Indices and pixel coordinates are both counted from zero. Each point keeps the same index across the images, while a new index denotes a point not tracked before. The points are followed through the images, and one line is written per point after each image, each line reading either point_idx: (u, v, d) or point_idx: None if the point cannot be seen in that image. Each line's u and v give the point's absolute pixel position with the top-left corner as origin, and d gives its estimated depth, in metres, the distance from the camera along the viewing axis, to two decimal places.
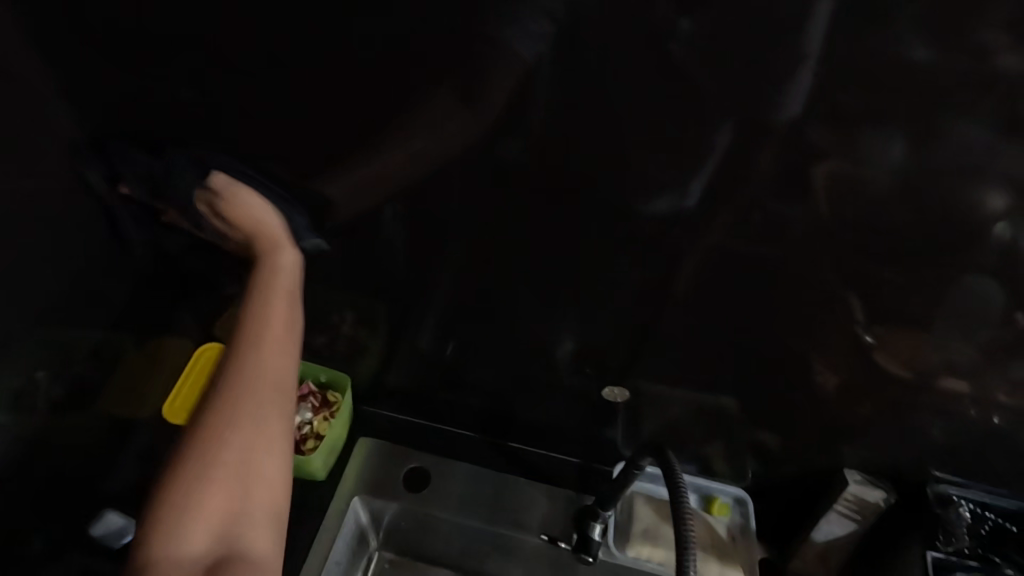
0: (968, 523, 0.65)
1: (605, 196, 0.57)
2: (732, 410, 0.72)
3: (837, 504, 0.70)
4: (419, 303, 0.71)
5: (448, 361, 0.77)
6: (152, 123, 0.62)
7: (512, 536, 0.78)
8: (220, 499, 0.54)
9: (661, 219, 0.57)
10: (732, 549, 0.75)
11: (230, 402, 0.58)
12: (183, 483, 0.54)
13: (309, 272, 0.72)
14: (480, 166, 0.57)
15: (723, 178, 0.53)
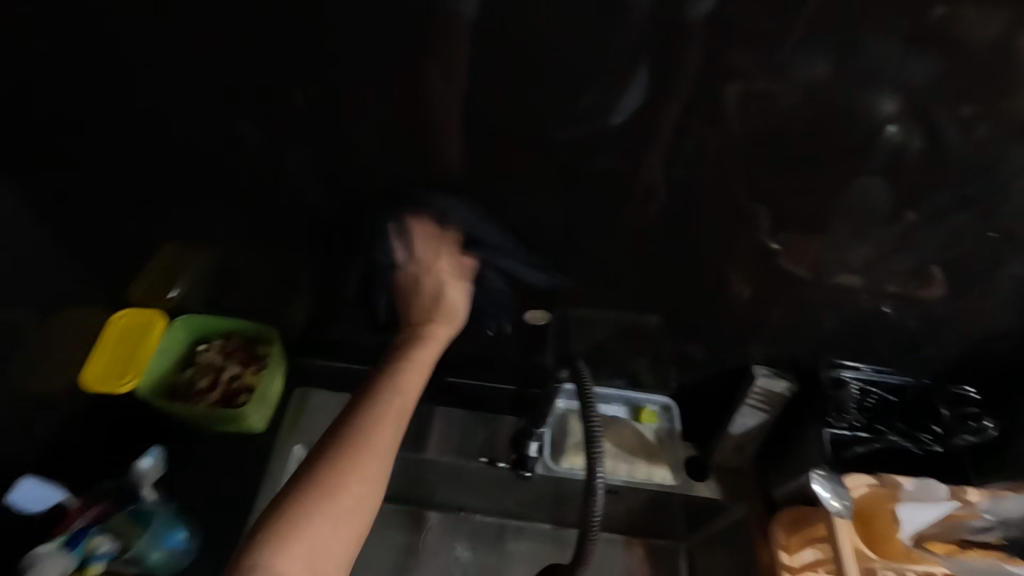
0: (856, 399, 0.69)
1: (529, 120, 0.57)
2: (658, 325, 0.76)
3: (748, 398, 0.75)
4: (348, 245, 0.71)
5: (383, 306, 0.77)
6: (51, 58, 0.57)
7: (454, 463, 0.82)
8: (333, 541, 0.50)
9: (584, 140, 0.58)
10: (659, 450, 0.81)
11: (382, 434, 0.56)
12: (287, 510, 0.51)
13: (232, 220, 0.70)
14: (404, 98, 0.56)
15: (644, 95, 0.54)
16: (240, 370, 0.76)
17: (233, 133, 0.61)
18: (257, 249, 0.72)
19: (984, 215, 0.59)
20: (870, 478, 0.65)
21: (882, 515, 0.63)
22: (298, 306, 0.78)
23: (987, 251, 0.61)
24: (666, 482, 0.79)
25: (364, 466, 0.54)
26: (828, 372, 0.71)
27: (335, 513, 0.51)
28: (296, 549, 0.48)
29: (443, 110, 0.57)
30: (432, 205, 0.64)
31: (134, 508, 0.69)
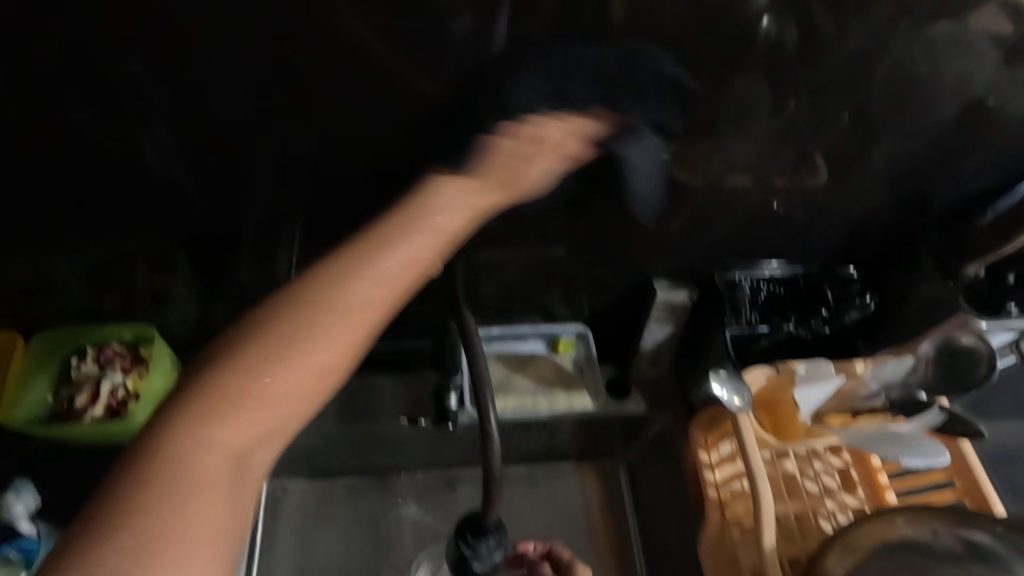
0: (748, 296, 0.72)
1: (392, 52, 0.53)
2: (563, 257, 0.75)
3: (652, 313, 0.76)
4: (226, 217, 0.66)
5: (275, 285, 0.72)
6: None
7: (377, 428, 0.81)
8: (289, 409, 0.43)
9: (455, 68, 0.54)
10: (579, 379, 0.82)
11: (375, 307, 0.46)
12: (249, 370, 0.42)
13: (83, 205, 0.63)
14: (254, 39, 0.52)
15: (509, 11, 0.51)
16: (123, 377, 0.69)
17: (64, 111, 0.55)
18: (120, 234, 0.66)
19: (853, 98, 0.59)
20: (768, 368, 0.67)
21: (782, 397, 0.68)
22: (183, 295, 0.73)
23: (860, 134, 0.62)
24: (587, 409, 0.81)
25: (338, 331, 0.44)
26: (720, 277, 0.72)
27: (296, 375, 0.43)
28: (247, 407, 0.42)
29: (293, 56, 0.53)
30: (305, 158, 0.61)
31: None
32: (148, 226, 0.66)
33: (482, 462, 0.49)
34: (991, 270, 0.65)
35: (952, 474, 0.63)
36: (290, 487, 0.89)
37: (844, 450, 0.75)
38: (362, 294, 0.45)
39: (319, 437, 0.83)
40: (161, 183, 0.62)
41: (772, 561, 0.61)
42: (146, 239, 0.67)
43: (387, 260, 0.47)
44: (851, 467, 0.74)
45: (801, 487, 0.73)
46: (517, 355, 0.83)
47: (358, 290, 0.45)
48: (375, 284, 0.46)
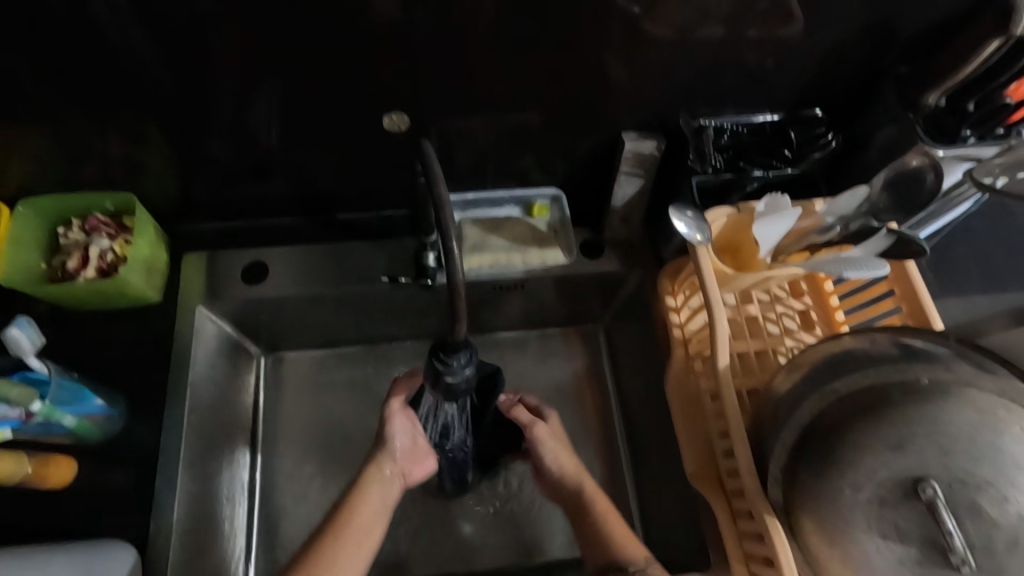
0: (714, 140, 0.73)
1: None
2: (535, 119, 0.75)
3: (621, 167, 0.77)
4: (188, 84, 0.65)
5: (249, 147, 0.74)
6: None
7: (359, 289, 0.83)
8: None
9: None
10: (552, 238, 0.84)
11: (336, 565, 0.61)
12: None
13: (42, 76, 0.62)
14: None
15: None
16: (109, 243, 0.73)
17: None
18: (85, 106, 0.65)
19: None
20: (729, 208, 0.70)
21: (743, 236, 0.71)
22: (157, 162, 0.74)
23: None
24: (560, 262, 0.83)
25: None
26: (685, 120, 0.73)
27: None
28: None
29: None
30: (262, 20, 0.59)
31: (22, 376, 0.68)
32: (112, 96, 0.65)
33: (449, 300, 0.51)
34: (953, 99, 0.65)
35: (900, 301, 0.69)
36: (284, 358, 0.93)
37: (806, 294, 0.79)
38: (351, 530, 0.64)
39: (305, 307, 0.85)
40: (117, 52, 0.60)
41: (726, 381, 0.65)
42: (112, 109, 0.66)
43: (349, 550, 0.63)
44: (811, 310, 0.78)
45: (762, 328, 0.77)
46: (491, 220, 0.85)
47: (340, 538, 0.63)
48: (354, 529, 0.64)
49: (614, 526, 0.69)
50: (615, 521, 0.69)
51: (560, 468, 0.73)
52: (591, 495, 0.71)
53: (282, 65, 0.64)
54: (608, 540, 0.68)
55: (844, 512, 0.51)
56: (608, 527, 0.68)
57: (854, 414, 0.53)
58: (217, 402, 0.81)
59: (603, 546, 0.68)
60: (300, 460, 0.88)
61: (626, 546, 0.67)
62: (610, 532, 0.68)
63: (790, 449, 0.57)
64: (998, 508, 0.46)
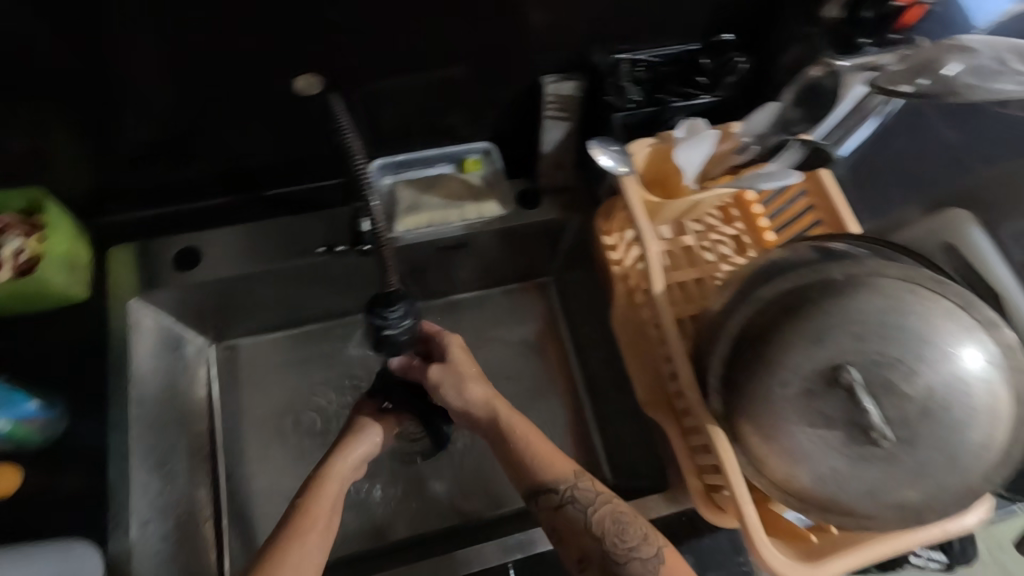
0: (631, 75, 0.74)
1: None
2: (454, 73, 0.74)
3: (546, 111, 0.78)
4: (81, 67, 0.62)
5: (163, 129, 0.72)
6: None
7: (298, 263, 0.82)
8: None
9: None
10: (487, 190, 0.85)
11: (323, 513, 0.63)
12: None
13: None
14: None
15: None
16: (23, 242, 0.69)
17: None
18: None
19: None
20: (650, 139, 0.70)
21: (667, 166, 0.72)
22: (65, 154, 0.71)
23: None
24: (496, 214, 0.84)
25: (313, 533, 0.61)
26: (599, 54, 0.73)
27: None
28: None
29: None
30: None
31: None
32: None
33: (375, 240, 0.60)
34: (849, 9, 0.68)
35: (821, 214, 0.72)
36: (236, 345, 0.92)
37: (737, 221, 0.81)
38: (322, 504, 0.64)
39: (248, 288, 0.84)
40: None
41: (663, 306, 0.67)
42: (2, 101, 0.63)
43: (330, 497, 0.65)
44: (743, 234, 0.80)
45: (699, 256, 0.79)
46: (424, 178, 0.85)
47: (323, 488, 0.66)
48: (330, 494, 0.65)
49: (538, 448, 0.69)
50: (542, 448, 0.69)
51: (473, 401, 0.71)
52: (511, 426, 0.70)
53: (180, 39, 0.61)
54: (534, 464, 0.68)
55: (777, 409, 0.54)
56: (531, 450, 0.68)
57: (779, 318, 0.56)
58: (166, 395, 0.80)
59: (532, 476, 0.67)
60: (265, 440, 0.88)
61: (553, 466, 0.67)
62: (535, 457, 0.68)
63: (726, 360, 0.60)
64: (909, 384, 0.50)
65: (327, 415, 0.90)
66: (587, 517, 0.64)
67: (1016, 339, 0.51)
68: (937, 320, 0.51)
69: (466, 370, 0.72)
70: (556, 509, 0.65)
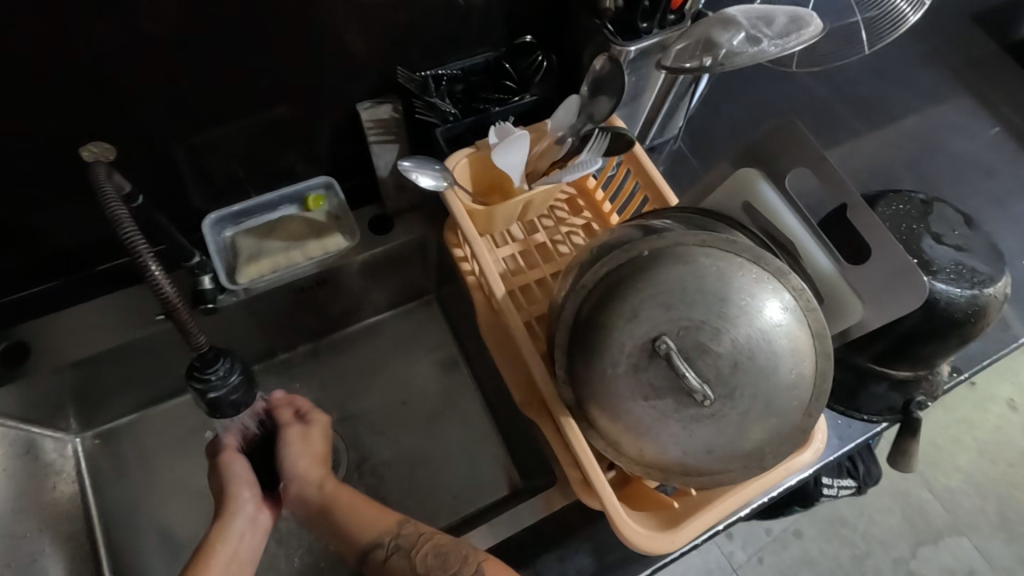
0: (441, 91, 0.76)
1: None
2: (264, 120, 0.73)
3: (370, 136, 0.77)
4: None
5: None
6: None
7: (138, 337, 0.78)
8: None
9: None
10: (334, 225, 0.83)
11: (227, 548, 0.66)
12: None
13: None
14: None
15: None
16: None
17: None
18: None
19: None
20: (467, 149, 0.71)
21: (490, 172, 0.74)
22: None
23: None
24: (342, 246, 0.81)
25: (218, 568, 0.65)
26: (404, 74, 0.74)
27: None
28: None
29: None
30: None
31: None
32: None
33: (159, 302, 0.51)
34: None
35: (647, 192, 0.74)
36: (116, 427, 0.89)
37: (585, 209, 0.81)
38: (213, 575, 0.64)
39: (98, 375, 0.80)
40: None
41: (508, 308, 0.68)
42: None
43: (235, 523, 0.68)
44: (591, 221, 0.80)
45: (549, 250, 0.79)
46: (264, 224, 0.83)
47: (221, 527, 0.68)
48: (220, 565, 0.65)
49: (354, 512, 0.69)
50: (355, 511, 0.69)
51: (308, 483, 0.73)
52: (333, 496, 0.71)
53: None
54: (351, 527, 0.68)
55: (613, 388, 0.56)
56: (346, 514, 0.69)
57: (603, 303, 0.58)
58: (30, 500, 0.73)
59: (352, 539, 0.68)
60: (155, 518, 0.86)
61: (369, 523, 0.68)
62: (349, 520, 0.69)
63: (566, 351, 0.61)
64: (718, 341, 0.53)
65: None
66: (411, 561, 0.64)
67: (804, 282, 0.57)
68: (733, 275, 0.55)
69: (313, 446, 0.75)
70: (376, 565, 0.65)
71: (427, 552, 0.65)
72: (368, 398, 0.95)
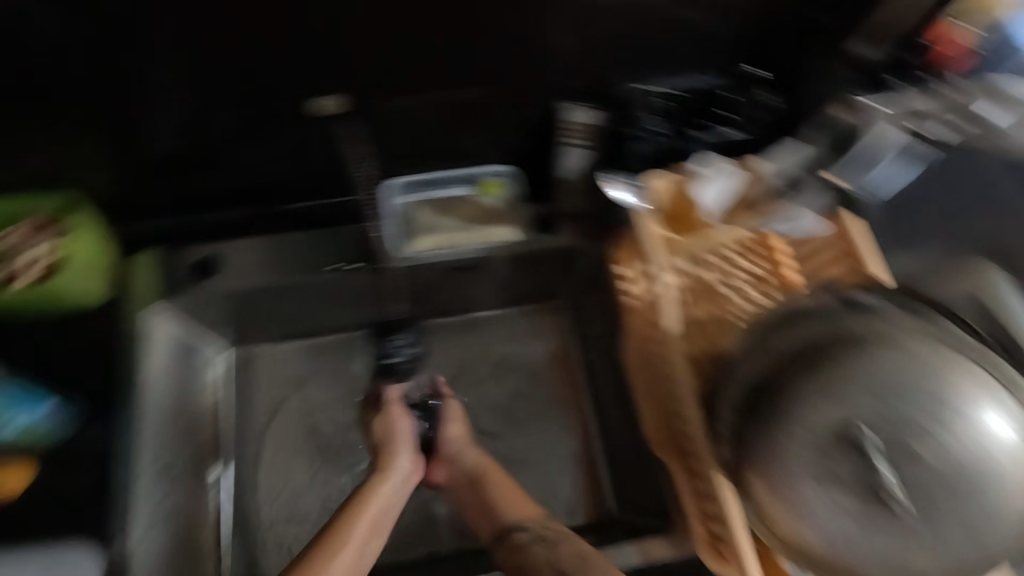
0: (648, 106, 0.77)
1: None
2: (473, 98, 0.76)
3: (563, 138, 0.80)
4: (129, 85, 0.66)
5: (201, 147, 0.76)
6: None
7: (311, 279, 0.81)
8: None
9: None
10: (506, 214, 0.85)
11: (366, 514, 0.67)
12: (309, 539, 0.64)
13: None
14: None
15: None
16: (52, 243, 0.74)
17: None
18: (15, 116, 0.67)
19: None
20: (666, 174, 0.72)
21: (681, 201, 0.72)
22: (92, 159, 0.75)
23: None
24: (516, 238, 0.83)
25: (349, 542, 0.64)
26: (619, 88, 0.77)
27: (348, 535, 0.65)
28: None
29: None
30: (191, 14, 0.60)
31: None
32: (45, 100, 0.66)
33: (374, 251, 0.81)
34: None
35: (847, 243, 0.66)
36: None
37: (760, 254, 0.69)
38: (355, 529, 0.65)
39: (262, 305, 0.84)
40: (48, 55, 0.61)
41: (676, 344, 0.65)
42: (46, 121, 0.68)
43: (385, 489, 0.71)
44: (766, 275, 0.69)
45: (719, 295, 0.69)
46: (441, 198, 0.86)
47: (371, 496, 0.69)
48: (378, 498, 0.70)
49: (504, 493, 0.74)
50: (505, 492, 0.74)
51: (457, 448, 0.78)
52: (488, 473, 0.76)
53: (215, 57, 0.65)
54: (501, 509, 0.72)
55: (786, 462, 0.52)
56: (500, 496, 0.73)
57: (790, 367, 0.54)
58: (177, 400, 0.79)
59: (495, 518, 0.71)
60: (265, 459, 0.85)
61: (513, 511, 0.71)
62: (500, 498, 0.73)
63: (737, 407, 0.58)
64: (924, 446, 0.48)
65: (342, 437, 0.86)
66: (551, 554, 0.64)
67: None
68: (957, 376, 0.49)
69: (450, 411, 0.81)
70: (513, 546, 0.67)
71: (569, 552, 0.63)
72: (490, 389, 0.91)
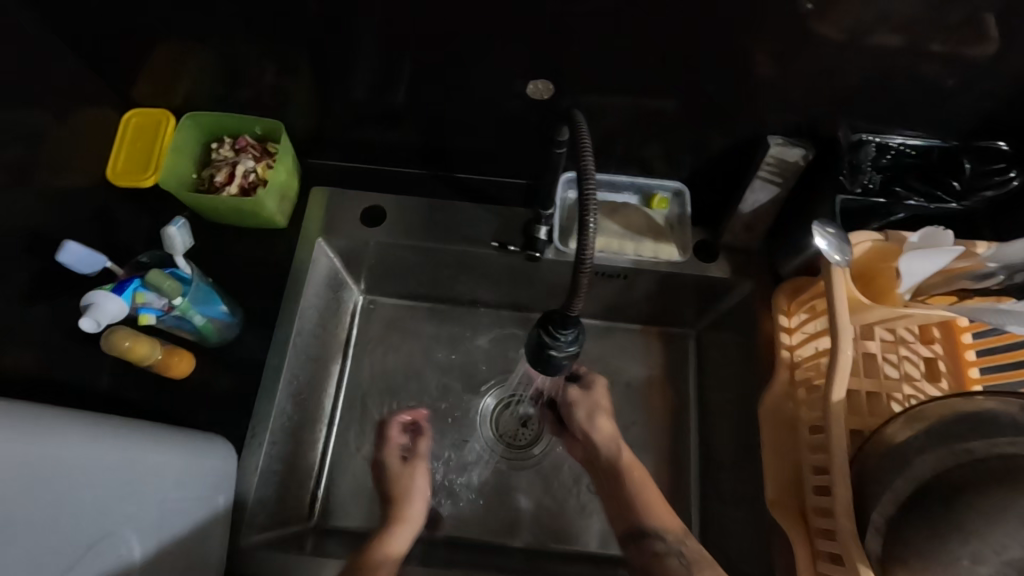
0: (872, 158, 0.70)
1: None
2: (669, 110, 0.73)
3: (761, 171, 0.74)
4: (350, 38, 0.68)
5: (393, 107, 0.78)
6: None
7: (468, 250, 0.84)
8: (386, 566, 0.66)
9: None
10: (668, 232, 0.83)
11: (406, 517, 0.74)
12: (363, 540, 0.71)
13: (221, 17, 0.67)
14: None
15: None
16: (254, 164, 0.80)
17: None
18: (245, 46, 0.71)
19: None
20: (876, 234, 0.66)
21: (883, 268, 0.67)
22: (302, 94, 0.78)
23: None
24: (674, 260, 0.82)
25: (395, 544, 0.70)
26: (845, 132, 0.70)
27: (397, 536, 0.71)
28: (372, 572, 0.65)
29: None
30: None
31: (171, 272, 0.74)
32: (273, 37, 0.69)
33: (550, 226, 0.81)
34: None
35: None
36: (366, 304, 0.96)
37: (937, 342, 0.72)
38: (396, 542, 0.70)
39: (410, 262, 0.88)
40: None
41: (839, 414, 0.60)
42: (271, 57, 0.72)
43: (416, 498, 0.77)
44: (940, 359, 0.71)
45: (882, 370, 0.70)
46: (609, 202, 0.84)
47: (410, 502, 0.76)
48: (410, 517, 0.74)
49: (646, 493, 0.73)
50: (645, 490, 0.73)
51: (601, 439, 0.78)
52: (632, 468, 0.75)
53: (436, 28, 0.65)
54: (639, 505, 0.72)
55: None
56: (646, 498, 0.72)
57: (990, 480, 0.48)
58: (316, 329, 0.84)
59: (633, 515, 0.72)
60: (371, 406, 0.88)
61: (657, 514, 0.71)
62: (641, 498, 0.73)
63: (902, 502, 0.53)
64: None
65: (450, 401, 0.89)
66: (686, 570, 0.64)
67: None
68: None
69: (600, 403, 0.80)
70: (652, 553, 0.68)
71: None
72: None
